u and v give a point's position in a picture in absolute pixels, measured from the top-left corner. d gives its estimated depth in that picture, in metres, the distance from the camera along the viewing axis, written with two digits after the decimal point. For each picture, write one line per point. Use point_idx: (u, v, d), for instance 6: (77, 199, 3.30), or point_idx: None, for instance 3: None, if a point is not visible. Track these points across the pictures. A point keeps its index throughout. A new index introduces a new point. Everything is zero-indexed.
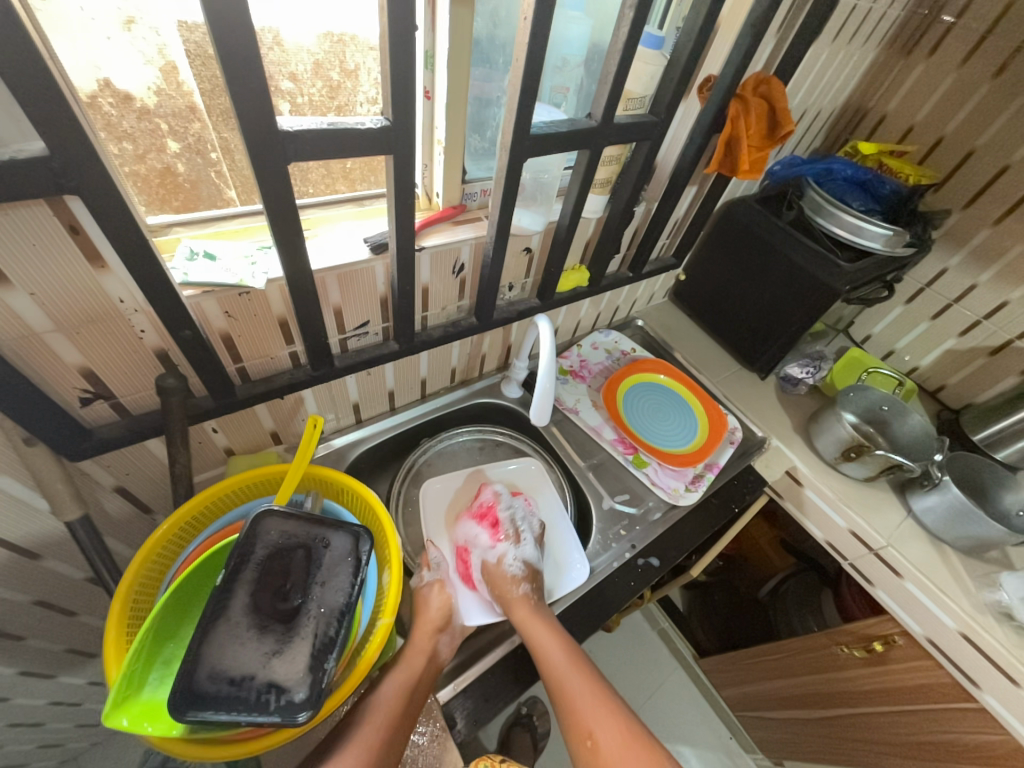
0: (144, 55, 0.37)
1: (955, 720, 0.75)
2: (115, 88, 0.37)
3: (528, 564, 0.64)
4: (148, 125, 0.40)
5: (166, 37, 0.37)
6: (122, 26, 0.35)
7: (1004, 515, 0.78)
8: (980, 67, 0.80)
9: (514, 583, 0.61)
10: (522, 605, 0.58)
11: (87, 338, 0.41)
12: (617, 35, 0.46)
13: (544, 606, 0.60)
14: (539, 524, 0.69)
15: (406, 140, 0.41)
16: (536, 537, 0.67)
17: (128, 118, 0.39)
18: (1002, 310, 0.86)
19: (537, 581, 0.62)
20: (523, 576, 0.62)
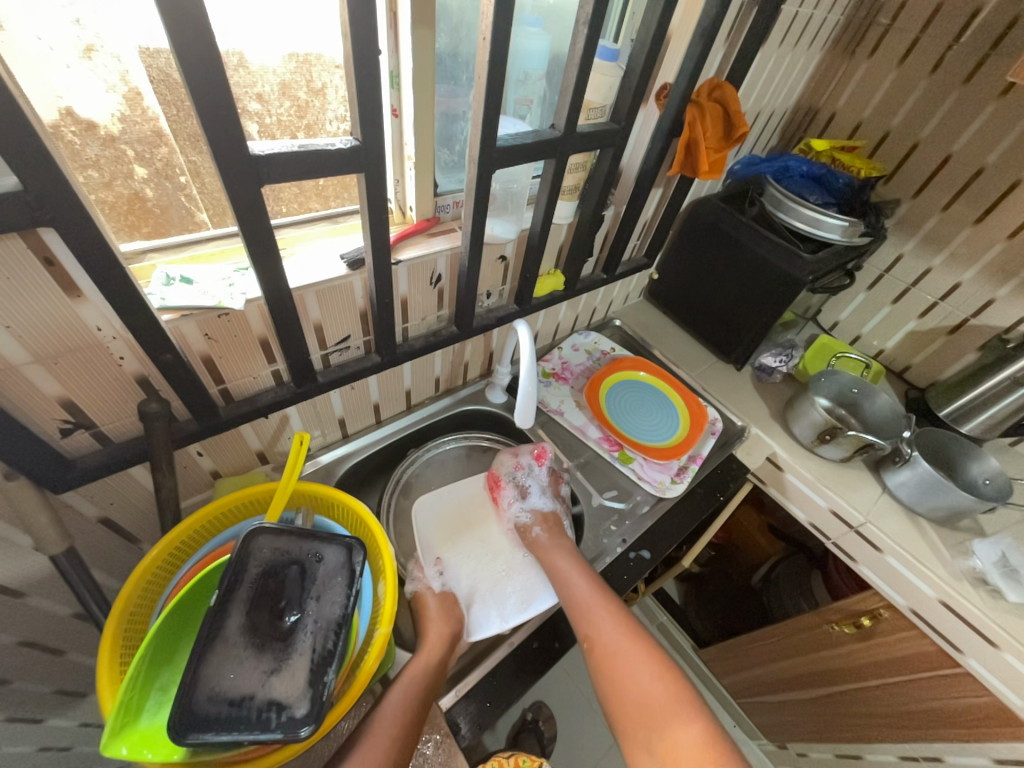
0: (106, 82, 0.38)
1: (942, 686, 0.78)
2: (77, 116, 0.38)
3: (539, 511, 0.72)
4: (112, 151, 0.41)
5: (128, 63, 0.38)
6: (83, 55, 0.36)
7: (971, 484, 0.82)
8: (917, 65, 0.85)
9: (527, 529, 0.70)
10: (543, 535, 0.68)
11: (65, 368, 0.41)
12: (573, 50, 0.48)
13: (559, 538, 0.68)
14: (544, 474, 0.75)
15: (377, 158, 0.43)
16: (541, 486, 0.74)
17: (91, 145, 0.40)
18: (956, 291, 0.91)
19: (550, 522, 0.71)
20: (534, 522, 0.70)
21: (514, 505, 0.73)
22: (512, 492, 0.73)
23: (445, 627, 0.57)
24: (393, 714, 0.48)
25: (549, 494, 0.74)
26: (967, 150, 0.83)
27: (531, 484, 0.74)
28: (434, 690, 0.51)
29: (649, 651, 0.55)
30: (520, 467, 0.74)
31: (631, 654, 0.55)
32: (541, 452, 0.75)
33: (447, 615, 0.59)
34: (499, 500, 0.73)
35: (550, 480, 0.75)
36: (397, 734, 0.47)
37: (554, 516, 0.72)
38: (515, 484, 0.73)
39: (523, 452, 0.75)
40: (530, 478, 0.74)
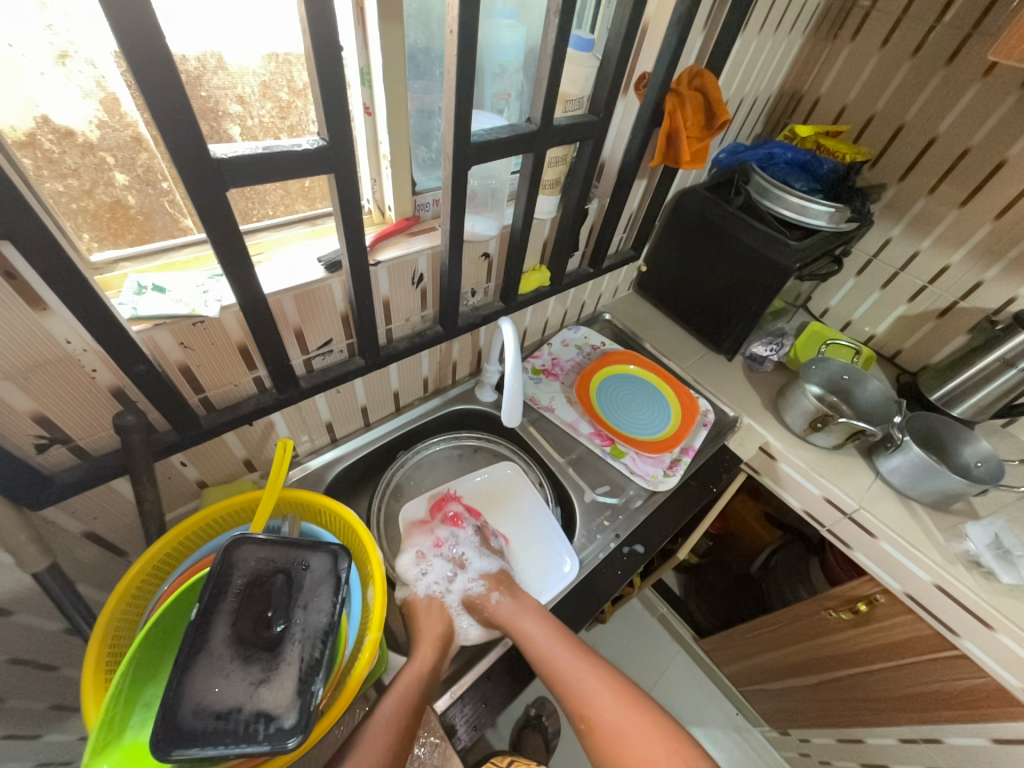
0: (82, 88, 0.37)
1: (940, 669, 0.79)
2: (56, 124, 0.37)
3: (486, 573, 0.65)
4: (93, 159, 0.40)
5: (103, 68, 0.37)
6: (57, 61, 0.35)
7: (964, 467, 0.82)
8: (900, 46, 0.84)
9: (484, 599, 0.62)
10: (505, 604, 0.60)
11: (36, 383, 0.41)
12: (546, 41, 0.47)
13: (520, 597, 0.62)
14: (472, 534, 0.68)
15: (347, 158, 0.42)
16: (475, 547, 0.68)
17: (71, 154, 0.39)
18: (944, 274, 0.91)
19: (502, 580, 0.64)
20: (488, 589, 0.63)
21: (457, 580, 0.65)
22: (448, 569, 0.66)
23: (438, 630, 0.58)
24: (387, 719, 0.48)
25: (488, 550, 0.68)
26: (953, 132, 0.83)
27: (463, 552, 0.67)
28: (428, 692, 0.51)
29: (653, 720, 0.55)
30: (441, 542, 0.67)
31: (634, 726, 0.54)
32: (456, 516, 0.70)
33: (440, 617, 0.60)
34: (444, 580, 0.65)
35: (481, 536, 0.69)
36: (392, 740, 0.46)
37: (502, 572, 0.66)
38: (447, 561, 0.66)
39: (438, 524, 0.69)
40: (459, 544, 0.68)
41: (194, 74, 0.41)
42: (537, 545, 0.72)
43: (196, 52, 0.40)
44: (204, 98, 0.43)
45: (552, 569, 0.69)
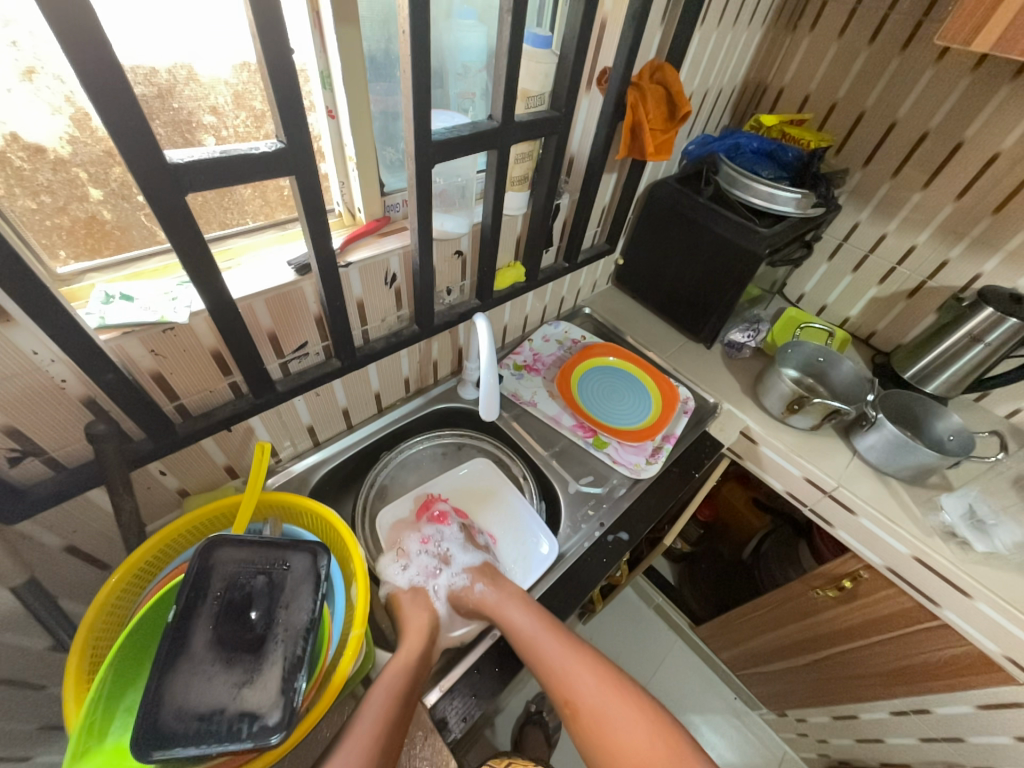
0: (50, 105, 0.37)
1: (924, 639, 0.81)
2: (26, 143, 0.37)
3: (470, 566, 0.66)
4: (65, 176, 0.41)
5: (71, 83, 0.38)
6: (23, 77, 0.36)
7: (937, 441, 0.84)
8: (857, 34, 0.86)
9: (469, 591, 0.64)
10: (491, 594, 0.62)
11: (5, 396, 0.41)
12: (501, 40, 0.48)
13: (504, 586, 0.63)
14: (457, 531, 0.69)
15: (306, 159, 0.42)
16: (460, 544, 0.69)
17: (42, 172, 0.39)
18: (911, 254, 0.93)
19: (486, 572, 0.65)
20: (471, 581, 0.65)
21: (442, 575, 0.66)
22: (434, 565, 0.67)
23: (420, 625, 0.58)
24: (374, 716, 0.47)
25: (473, 547, 0.69)
26: (911, 115, 0.85)
27: (448, 549, 0.68)
28: (418, 684, 0.52)
29: (637, 701, 0.57)
30: (428, 540, 0.68)
31: (617, 708, 0.56)
32: (442, 514, 0.69)
33: (426, 611, 0.61)
34: (431, 575, 0.66)
35: (466, 534, 0.70)
36: (378, 734, 0.46)
37: (485, 564, 0.67)
38: (432, 556, 0.67)
39: (424, 523, 0.69)
40: (444, 542, 0.68)
41: (165, 86, 0.42)
42: (514, 532, 0.73)
43: (165, 64, 0.41)
44: (175, 110, 0.43)
45: (532, 554, 0.71)
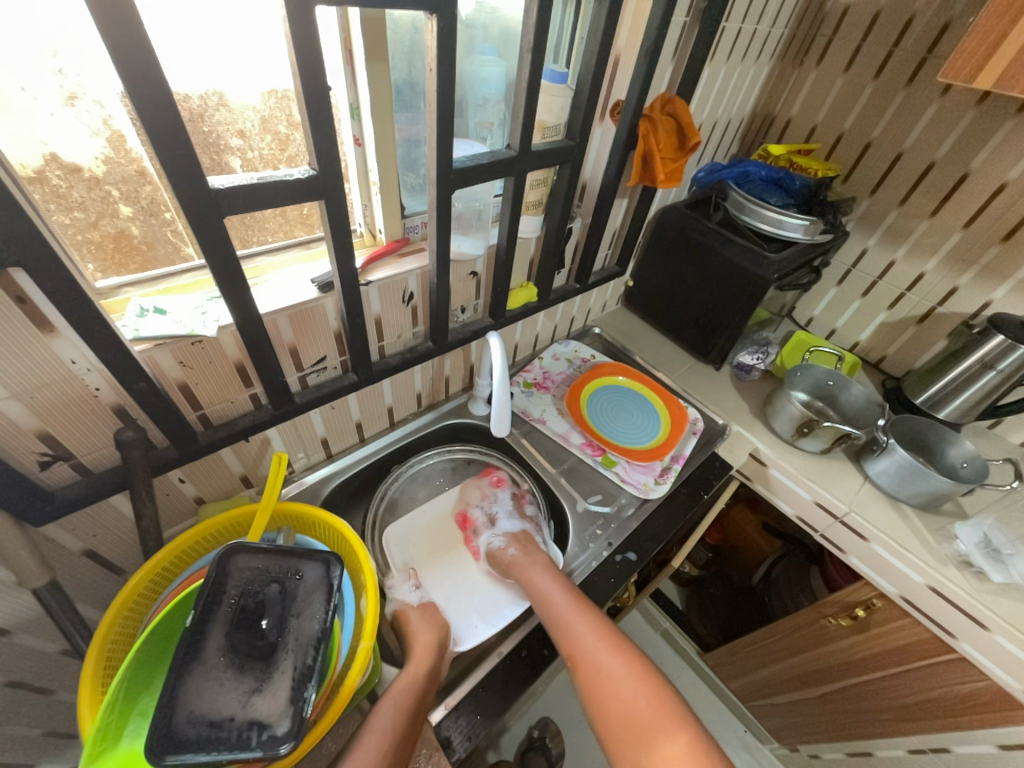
0: (90, 127, 0.40)
1: (941, 674, 0.78)
2: (63, 161, 0.40)
3: (510, 532, 0.72)
4: (98, 193, 0.43)
5: (110, 108, 0.40)
6: (66, 102, 0.38)
7: (951, 468, 0.83)
8: (863, 69, 0.89)
9: (502, 552, 0.69)
10: (519, 556, 0.67)
11: (42, 403, 0.43)
12: (521, 76, 0.51)
13: (535, 554, 0.68)
14: (508, 498, 0.78)
15: (335, 184, 0.45)
16: (507, 510, 0.76)
17: (77, 188, 0.42)
18: (920, 281, 0.94)
19: (522, 541, 0.71)
20: (508, 543, 0.70)
21: (485, 534, 0.73)
22: (482, 522, 0.75)
23: (428, 639, 0.58)
24: (383, 730, 0.48)
25: (517, 516, 0.75)
26: (917, 147, 0.87)
27: (497, 511, 0.76)
28: (426, 700, 0.52)
29: (633, 664, 0.56)
30: (483, 497, 0.78)
31: (614, 666, 0.56)
32: (500, 478, 0.80)
33: (433, 628, 0.60)
34: (477, 532, 0.74)
35: (515, 503, 0.78)
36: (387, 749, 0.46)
37: (524, 534, 0.73)
38: (484, 513, 0.76)
39: (484, 482, 0.79)
40: (495, 504, 0.77)
41: (197, 111, 0.45)
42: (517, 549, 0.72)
43: (198, 91, 0.44)
44: (205, 133, 0.46)
45: None
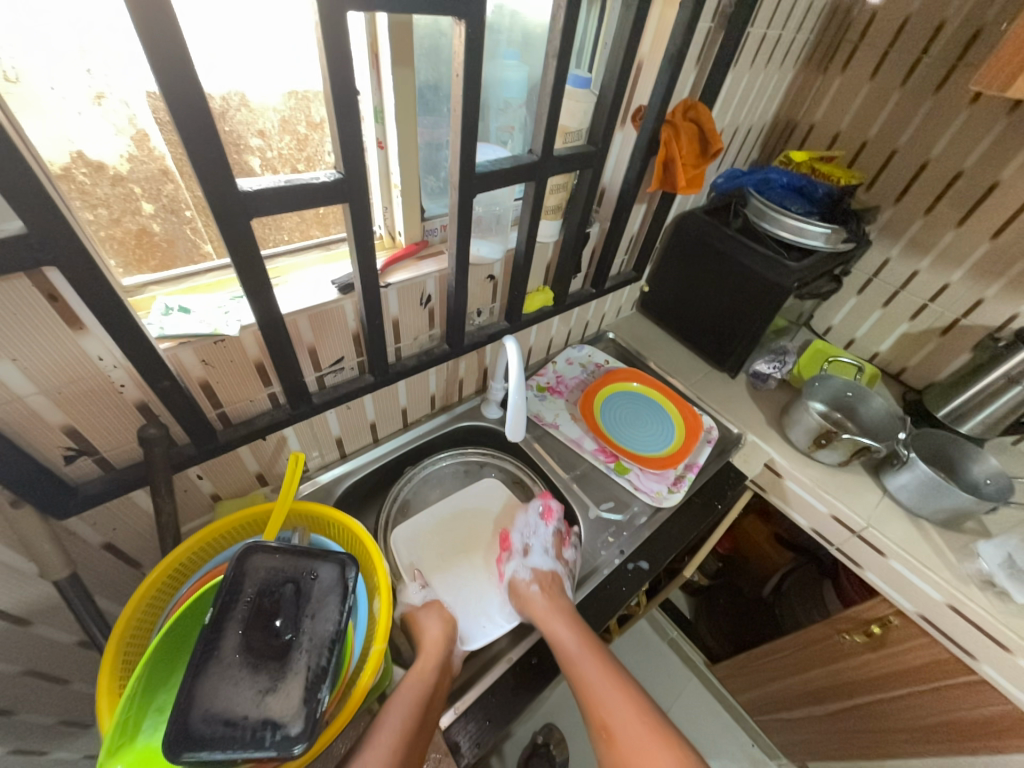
0: (115, 126, 0.41)
1: (959, 696, 0.76)
2: (89, 158, 0.41)
3: (539, 570, 0.67)
4: (121, 190, 0.44)
5: (135, 108, 0.41)
6: (94, 101, 0.39)
7: (973, 484, 0.81)
8: (889, 76, 0.88)
9: (525, 587, 0.64)
10: (541, 605, 0.62)
11: (69, 398, 0.43)
12: (545, 81, 0.51)
13: (558, 599, 0.63)
14: (549, 532, 0.72)
15: (359, 187, 0.45)
16: (545, 545, 0.71)
17: (101, 186, 0.43)
18: (945, 292, 0.92)
19: (548, 582, 0.65)
20: (533, 580, 0.65)
21: (515, 562, 0.69)
22: (517, 549, 0.71)
23: (436, 640, 0.58)
24: (393, 728, 0.48)
25: (553, 555, 0.70)
26: (945, 155, 0.85)
27: (534, 541, 0.71)
28: (436, 695, 0.53)
29: (670, 744, 0.54)
30: (525, 524, 0.73)
31: (649, 744, 0.54)
32: (550, 508, 0.73)
33: (439, 623, 0.60)
34: (509, 554, 0.71)
35: (555, 540, 0.71)
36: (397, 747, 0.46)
37: (553, 576, 0.67)
38: (521, 539, 0.72)
39: (532, 507, 0.74)
40: (534, 533, 0.72)
41: (219, 111, 0.45)
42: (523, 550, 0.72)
43: (222, 91, 0.44)
44: (228, 133, 0.46)
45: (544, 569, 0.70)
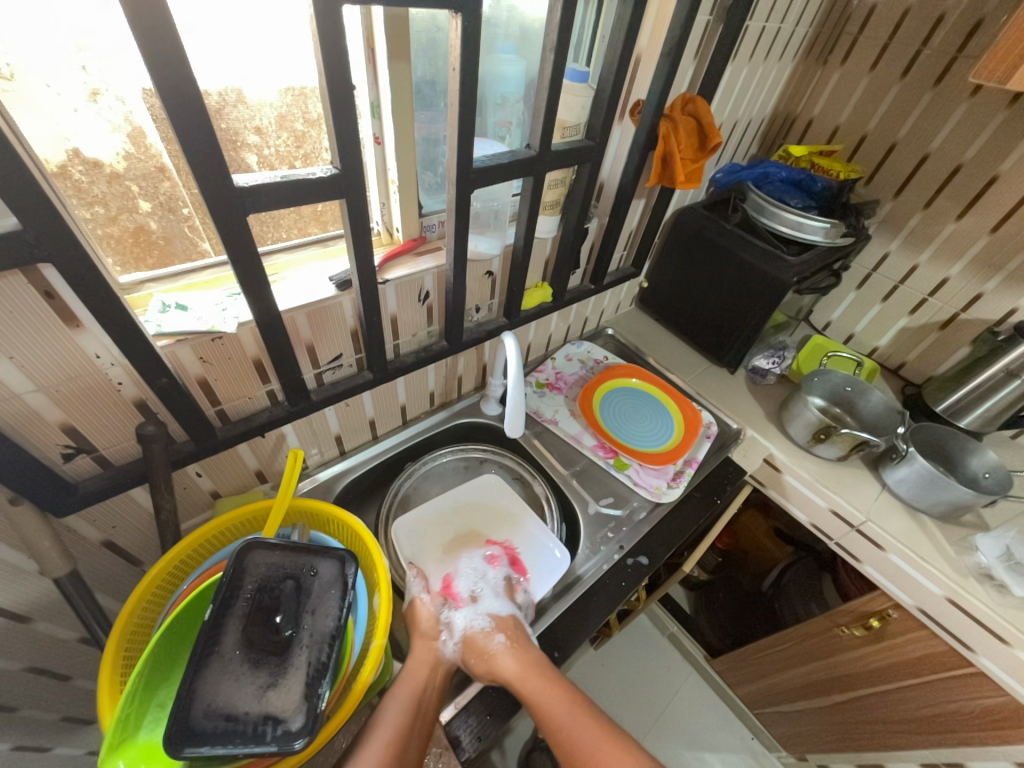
0: (111, 123, 0.41)
1: (956, 687, 0.77)
2: (85, 156, 0.41)
3: (495, 616, 0.60)
4: (118, 188, 0.44)
5: (131, 104, 0.41)
6: (89, 99, 0.39)
7: (972, 478, 0.81)
8: (889, 68, 0.87)
9: (486, 639, 0.57)
10: (509, 664, 0.54)
11: (67, 396, 0.43)
12: (543, 75, 0.50)
13: (527, 650, 0.56)
14: (499, 579, 0.66)
15: (356, 183, 0.45)
16: (495, 591, 0.64)
17: (98, 183, 0.43)
18: (944, 286, 0.92)
19: (511, 628, 0.59)
20: (493, 628, 0.58)
21: (465, 612, 0.61)
22: (464, 598, 0.63)
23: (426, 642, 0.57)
24: (388, 725, 0.48)
25: (507, 598, 0.64)
26: (944, 148, 0.85)
27: (483, 588, 0.65)
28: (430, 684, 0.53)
29: None
30: (471, 570, 0.67)
31: None
32: (495, 558, 0.69)
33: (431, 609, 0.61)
34: (455, 605, 0.62)
35: (506, 586, 0.66)
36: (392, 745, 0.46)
37: (513, 621, 0.60)
38: (467, 587, 0.65)
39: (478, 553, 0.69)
40: (482, 580, 0.66)
41: (215, 108, 0.45)
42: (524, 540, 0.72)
43: (217, 88, 0.44)
44: (224, 130, 0.46)
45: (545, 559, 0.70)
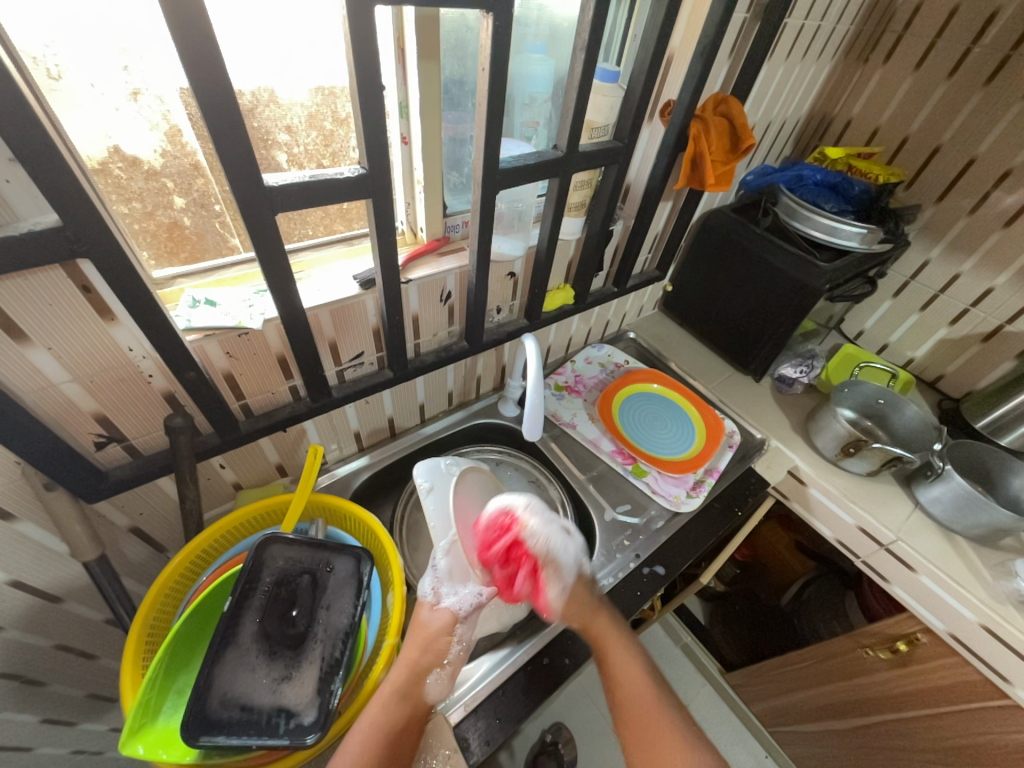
0: (150, 122, 0.42)
1: (991, 720, 0.73)
2: (125, 153, 0.42)
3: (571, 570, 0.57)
4: (155, 185, 0.45)
5: (169, 104, 0.42)
6: (130, 98, 0.40)
7: (1013, 500, 0.77)
8: (935, 67, 0.83)
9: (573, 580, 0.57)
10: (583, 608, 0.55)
11: (101, 387, 0.45)
12: (572, 74, 0.49)
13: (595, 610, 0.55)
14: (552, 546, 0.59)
15: (383, 185, 0.45)
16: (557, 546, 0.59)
17: (136, 180, 0.44)
18: (988, 296, 0.87)
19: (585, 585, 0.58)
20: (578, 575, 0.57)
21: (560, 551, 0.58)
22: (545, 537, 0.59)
23: (435, 636, 0.50)
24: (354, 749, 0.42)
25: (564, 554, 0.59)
26: (993, 152, 0.81)
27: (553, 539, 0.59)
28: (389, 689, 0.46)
29: None
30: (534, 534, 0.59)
31: None
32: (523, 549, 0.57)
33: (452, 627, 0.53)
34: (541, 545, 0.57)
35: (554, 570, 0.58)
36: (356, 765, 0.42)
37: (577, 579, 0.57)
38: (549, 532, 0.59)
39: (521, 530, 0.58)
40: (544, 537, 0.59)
41: (248, 107, 0.46)
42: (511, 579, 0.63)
43: (250, 88, 0.45)
44: (256, 128, 0.47)
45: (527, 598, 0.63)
